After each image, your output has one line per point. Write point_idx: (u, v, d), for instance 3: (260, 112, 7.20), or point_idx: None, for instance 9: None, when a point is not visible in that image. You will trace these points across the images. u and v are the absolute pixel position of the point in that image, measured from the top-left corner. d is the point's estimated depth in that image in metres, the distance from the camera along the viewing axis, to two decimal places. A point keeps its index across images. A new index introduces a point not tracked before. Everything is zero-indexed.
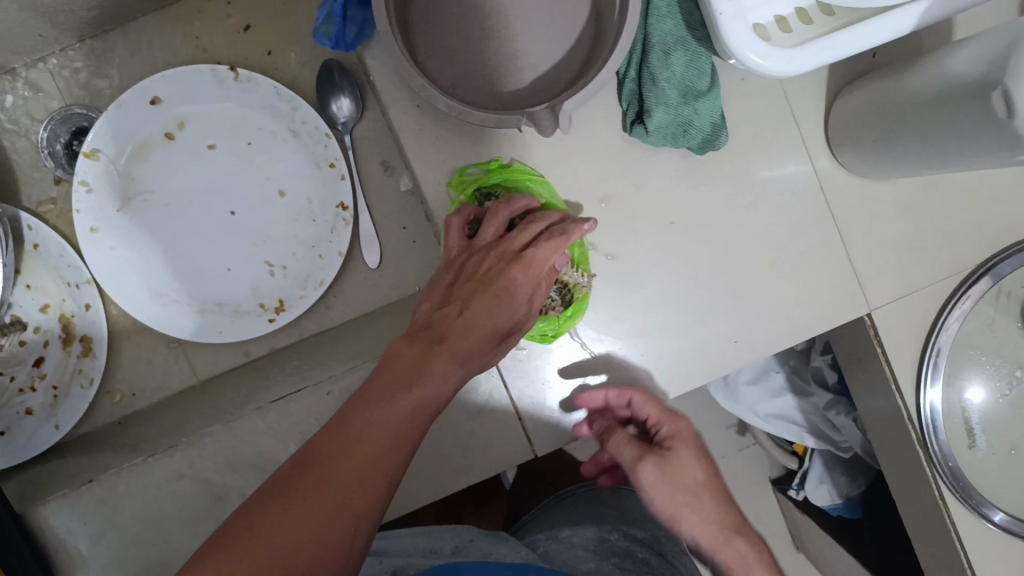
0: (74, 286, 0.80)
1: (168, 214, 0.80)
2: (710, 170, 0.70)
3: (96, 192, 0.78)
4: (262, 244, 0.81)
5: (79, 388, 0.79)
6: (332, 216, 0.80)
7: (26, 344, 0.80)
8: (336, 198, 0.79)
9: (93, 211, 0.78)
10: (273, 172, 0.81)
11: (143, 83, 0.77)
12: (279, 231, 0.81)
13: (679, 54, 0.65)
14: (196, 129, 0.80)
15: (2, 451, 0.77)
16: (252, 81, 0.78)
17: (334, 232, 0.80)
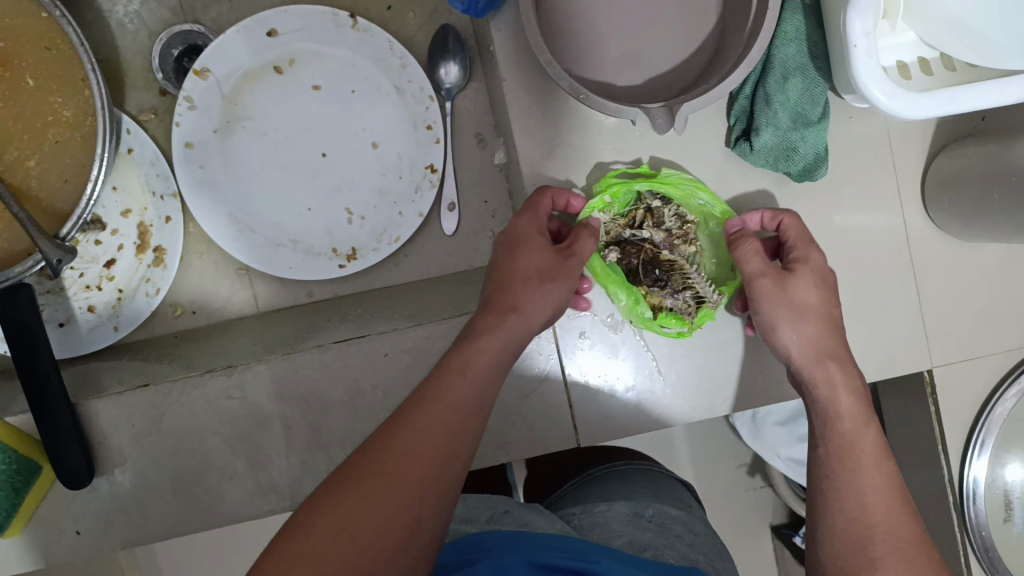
0: (159, 197, 0.81)
1: (263, 144, 0.82)
2: (801, 200, 0.71)
3: (198, 110, 0.80)
4: (345, 190, 0.83)
5: (145, 296, 0.81)
6: (419, 176, 0.82)
7: (100, 243, 0.81)
8: (426, 159, 0.81)
9: (192, 126, 0.80)
10: (370, 123, 0.82)
11: (265, 13, 0.79)
12: (365, 181, 0.83)
13: (797, 80, 0.66)
14: (304, 69, 0.82)
15: (59, 340, 0.79)
16: (369, 32, 0.80)
17: (418, 192, 0.82)
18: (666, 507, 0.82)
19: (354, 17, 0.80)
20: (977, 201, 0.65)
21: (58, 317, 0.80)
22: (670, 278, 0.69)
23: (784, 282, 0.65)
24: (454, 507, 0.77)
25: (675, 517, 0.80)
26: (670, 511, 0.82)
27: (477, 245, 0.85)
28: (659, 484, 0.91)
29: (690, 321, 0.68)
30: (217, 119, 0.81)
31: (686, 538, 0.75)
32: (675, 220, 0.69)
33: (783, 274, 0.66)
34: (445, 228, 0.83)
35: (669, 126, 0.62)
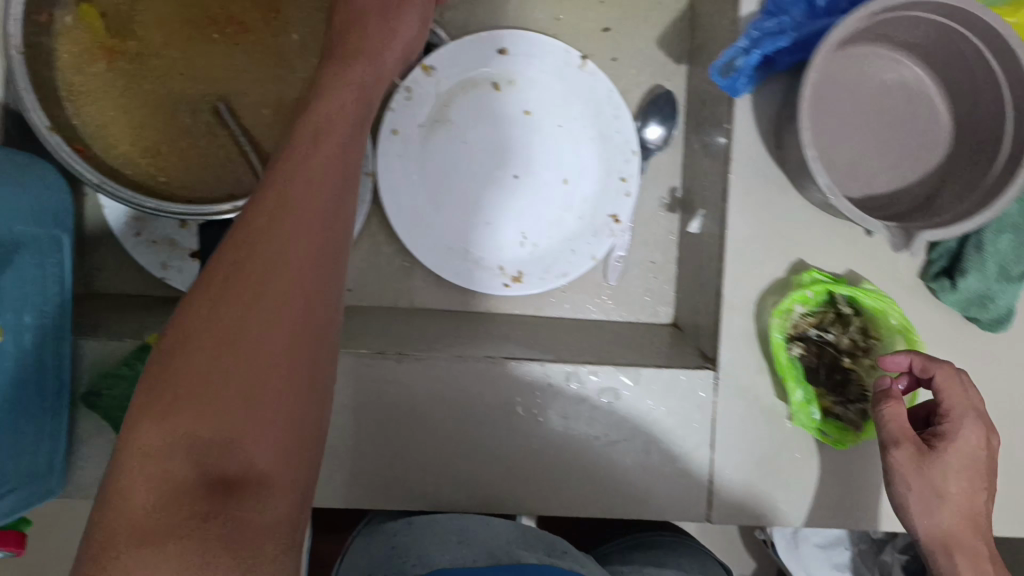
0: None
1: (462, 151, 0.83)
2: (976, 346, 0.73)
3: (413, 101, 0.82)
4: (525, 216, 0.84)
5: None
6: (601, 222, 0.84)
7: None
8: (612, 208, 0.84)
9: (403, 115, 0.82)
10: (567, 159, 0.85)
11: (503, 32, 0.82)
12: (547, 212, 0.85)
13: (1010, 236, 0.70)
14: (520, 92, 0.84)
15: None
16: (594, 76, 0.83)
17: (596, 237, 0.84)
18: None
19: (582, 58, 0.83)
20: None
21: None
22: (849, 386, 0.71)
23: (925, 458, 0.64)
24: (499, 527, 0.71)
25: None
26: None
27: (635, 299, 0.86)
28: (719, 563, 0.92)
29: (854, 431, 0.70)
30: (428, 116, 0.83)
31: None
32: (855, 330, 0.72)
33: (925, 449, 0.65)
34: (608, 277, 0.85)
35: (904, 246, 0.65)
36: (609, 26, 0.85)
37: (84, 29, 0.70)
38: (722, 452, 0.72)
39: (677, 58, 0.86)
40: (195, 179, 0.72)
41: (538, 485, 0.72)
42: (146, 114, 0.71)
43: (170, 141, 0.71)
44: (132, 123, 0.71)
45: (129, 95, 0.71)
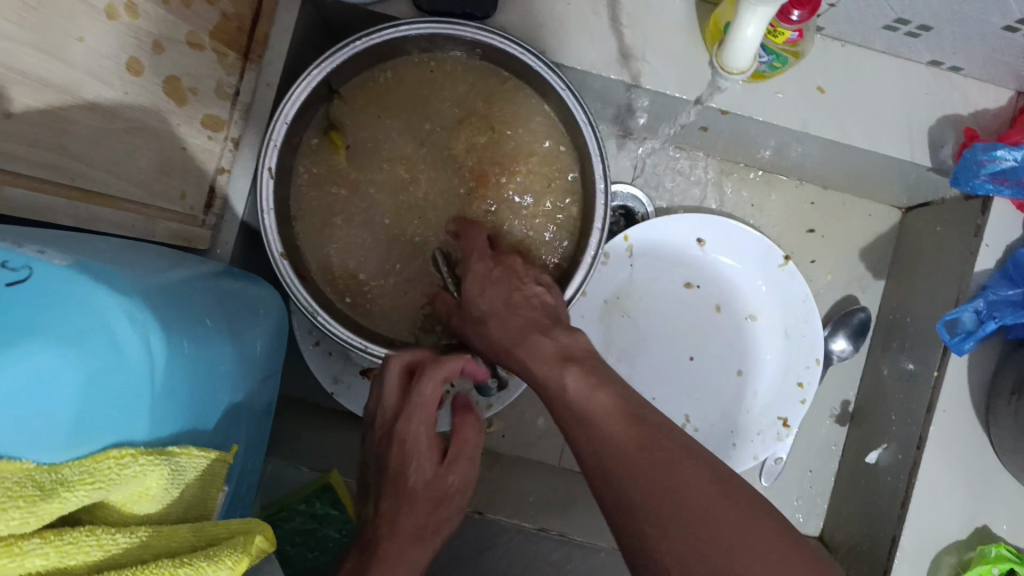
0: None
1: (644, 326, 0.84)
2: None
3: (609, 269, 0.83)
4: (693, 400, 0.84)
5: None
6: (768, 421, 0.84)
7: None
8: (783, 411, 0.83)
9: (596, 280, 0.83)
10: (745, 352, 0.85)
11: (710, 220, 0.82)
12: (715, 400, 0.84)
13: None
14: (709, 278, 0.85)
15: None
16: (791, 276, 0.82)
17: (760, 435, 0.84)
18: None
19: (784, 258, 0.83)
20: None
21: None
22: None
23: (604, 363, 0.59)
24: None
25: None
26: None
27: (787, 504, 0.85)
28: None
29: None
30: (615, 286, 0.83)
31: None
32: None
33: (605, 357, 0.60)
34: (763, 479, 0.84)
35: None
36: (815, 229, 0.86)
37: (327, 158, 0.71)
38: None
39: (876, 272, 0.86)
40: (396, 321, 0.72)
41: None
42: (366, 247, 0.72)
43: (381, 276, 0.72)
44: (346, 255, 0.72)
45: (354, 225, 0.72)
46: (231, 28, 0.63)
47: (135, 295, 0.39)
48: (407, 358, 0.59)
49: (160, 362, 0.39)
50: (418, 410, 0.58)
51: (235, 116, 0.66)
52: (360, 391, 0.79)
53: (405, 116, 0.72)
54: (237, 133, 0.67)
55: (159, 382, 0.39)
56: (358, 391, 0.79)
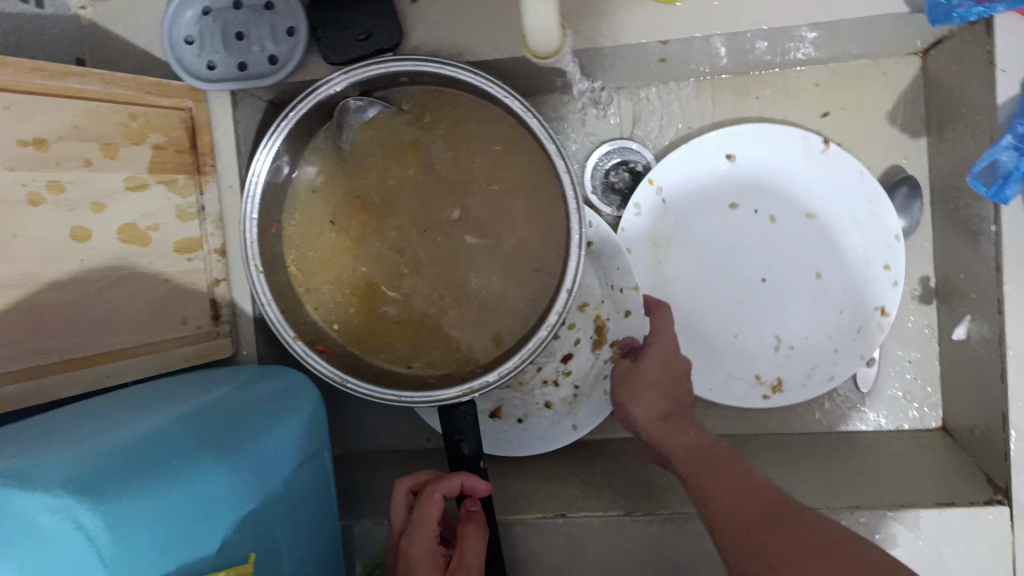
0: (619, 291, 0.77)
1: (703, 262, 0.79)
2: None
3: (642, 217, 0.78)
4: (779, 318, 0.79)
5: (602, 394, 0.80)
6: (867, 316, 0.77)
7: (558, 338, 0.80)
8: (879, 300, 0.76)
9: (634, 233, 0.79)
10: (822, 253, 0.78)
11: (731, 137, 0.77)
12: (804, 312, 0.78)
13: None
14: (753, 191, 0.79)
15: (541, 442, 0.80)
16: (836, 156, 0.76)
17: (863, 333, 0.77)
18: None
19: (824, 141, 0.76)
20: None
21: (517, 412, 0.81)
22: None
23: None
24: None
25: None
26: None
27: (892, 404, 0.79)
28: None
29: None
30: (656, 234, 0.79)
31: None
32: None
33: None
34: (860, 384, 0.79)
35: None
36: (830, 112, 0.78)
37: (313, 230, 0.73)
38: None
39: (913, 133, 0.77)
40: (424, 363, 0.72)
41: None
42: (374, 301, 0.73)
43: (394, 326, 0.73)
44: (359, 313, 0.73)
45: (356, 286, 0.73)
46: (171, 153, 0.66)
47: (60, 482, 0.41)
48: (404, 487, 0.65)
49: (103, 535, 0.42)
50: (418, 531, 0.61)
51: (210, 228, 0.70)
52: (497, 433, 0.80)
53: (370, 167, 0.73)
54: (218, 243, 0.70)
55: (111, 551, 0.42)
56: (490, 433, 0.80)
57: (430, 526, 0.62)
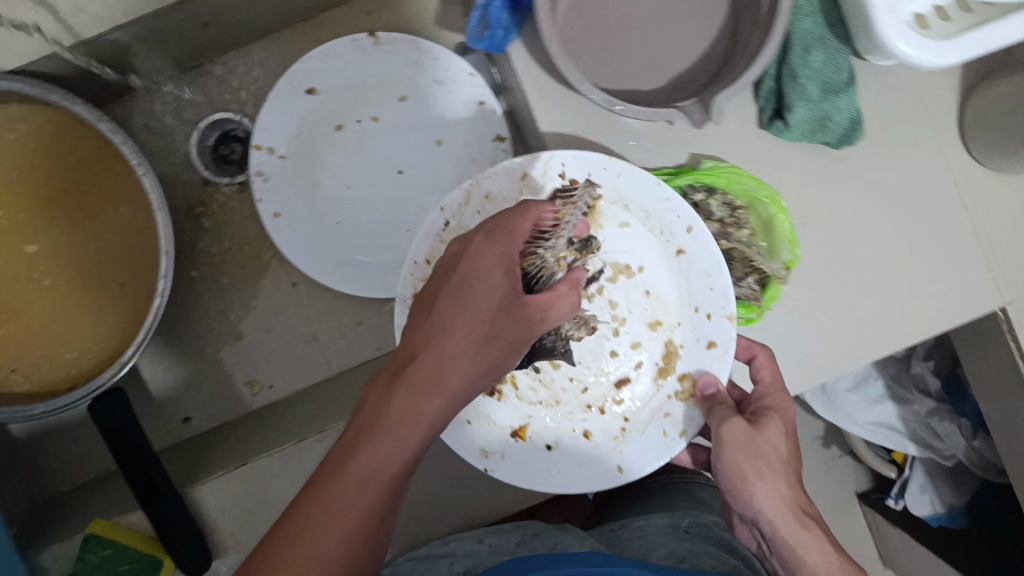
0: (705, 316, 0.66)
1: (350, 195, 0.84)
2: (846, 164, 0.71)
3: (270, 181, 0.82)
4: (636, 318, 0.68)
5: (664, 435, 0.65)
6: (688, 312, 0.67)
7: (616, 356, 0.67)
8: (494, 132, 0.82)
9: (274, 198, 0.82)
10: (430, 121, 0.83)
11: (300, 76, 0.82)
12: (656, 305, 0.68)
13: (818, 51, 0.67)
14: (345, 111, 0.84)
15: (552, 469, 0.64)
16: (391, 42, 0.81)
17: (694, 315, 0.66)
18: (698, 511, 0.79)
19: (373, 34, 0.82)
20: None
21: (546, 438, 0.66)
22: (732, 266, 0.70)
23: None
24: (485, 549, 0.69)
25: (711, 521, 0.76)
26: (708, 515, 0.78)
27: None
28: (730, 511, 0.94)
29: (757, 305, 0.69)
30: (297, 193, 0.83)
31: None
32: (725, 210, 0.70)
33: None
34: None
35: (707, 118, 0.63)
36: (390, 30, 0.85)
37: None
38: None
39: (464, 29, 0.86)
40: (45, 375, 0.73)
41: (615, 524, 0.81)
42: None
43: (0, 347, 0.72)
44: None
45: None
46: None
47: None
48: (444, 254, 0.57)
49: None
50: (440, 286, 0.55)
51: None
52: (521, 459, 0.65)
53: None
54: None
55: None
56: (515, 457, 0.64)
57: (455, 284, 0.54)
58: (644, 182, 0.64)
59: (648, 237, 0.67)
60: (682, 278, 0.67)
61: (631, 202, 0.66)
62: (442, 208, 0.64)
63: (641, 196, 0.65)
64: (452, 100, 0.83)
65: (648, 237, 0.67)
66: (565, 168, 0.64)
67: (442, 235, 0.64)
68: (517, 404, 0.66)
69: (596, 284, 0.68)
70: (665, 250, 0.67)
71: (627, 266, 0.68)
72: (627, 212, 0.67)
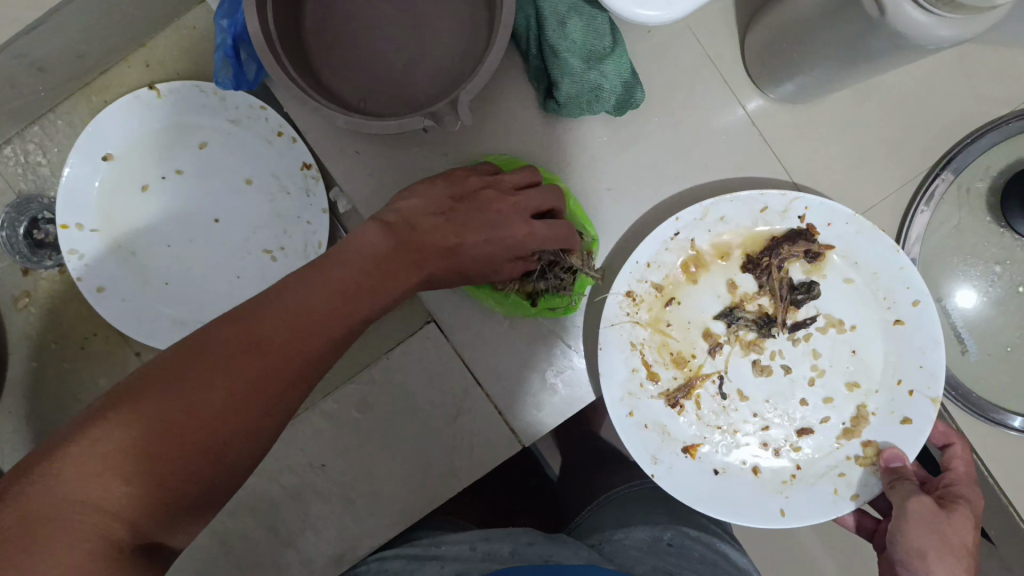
0: (905, 389, 0.65)
1: (173, 253, 0.82)
2: (636, 128, 0.68)
3: (86, 257, 0.80)
4: (851, 354, 0.66)
5: (831, 489, 0.66)
6: (889, 379, 0.65)
7: (807, 404, 0.66)
8: (298, 160, 0.80)
9: (94, 273, 0.80)
10: (234, 163, 0.81)
11: (92, 145, 0.79)
12: (880, 356, 0.66)
13: (575, 20, 0.64)
14: (147, 169, 0.81)
15: (712, 489, 0.66)
16: (174, 92, 0.79)
17: (865, 372, 0.66)
18: (679, 524, 0.83)
19: (155, 87, 0.79)
20: (788, 68, 0.62)
21: (713, 462, 0.66)
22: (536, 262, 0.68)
23: None
24: (444, 568, 0.68)
25: (691, 535, 0.81)
26: (689, 528, 0.83)
27: None
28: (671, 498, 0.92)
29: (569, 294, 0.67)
30: (116, 263, 0.81)
31: (709, 556, 0.78)
32: None
33: None
34: None
35: (459, 119, 0.61)
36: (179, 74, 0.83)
37: None
38: (492, 382, 0.68)
39: None
40: None
41: (596, 539, 0.86)
42: None
43: None
44: None
45: None
46: None
47: None
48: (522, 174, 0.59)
49: None
50: (481, 202, 0.56)
51: None
52: (683, 474, 0.65)
53: None
54: None
55: None
56: (681, 471, 0.66)
57: (467, 201, 0.56)
58: (878, 246, 0.64)
59: (868, 302, 0.66)
60: (885, 349, 0.65)
61: (863, 261, 0.65)
62: (678, 219, 0.63)
63: (874, 257, 0.64)
64: (252, 136, 0.81)
65: (867, 298, 0.66)
66: (806, 211, 0.64)
67: (668, 244, 0.65)
68: (694, 421, 0.66)
69: (803, 329, 0.66)
70: (882, 317, 0.65)
71: (839, 322, 0.66)
72: (854, 268, 0.65)
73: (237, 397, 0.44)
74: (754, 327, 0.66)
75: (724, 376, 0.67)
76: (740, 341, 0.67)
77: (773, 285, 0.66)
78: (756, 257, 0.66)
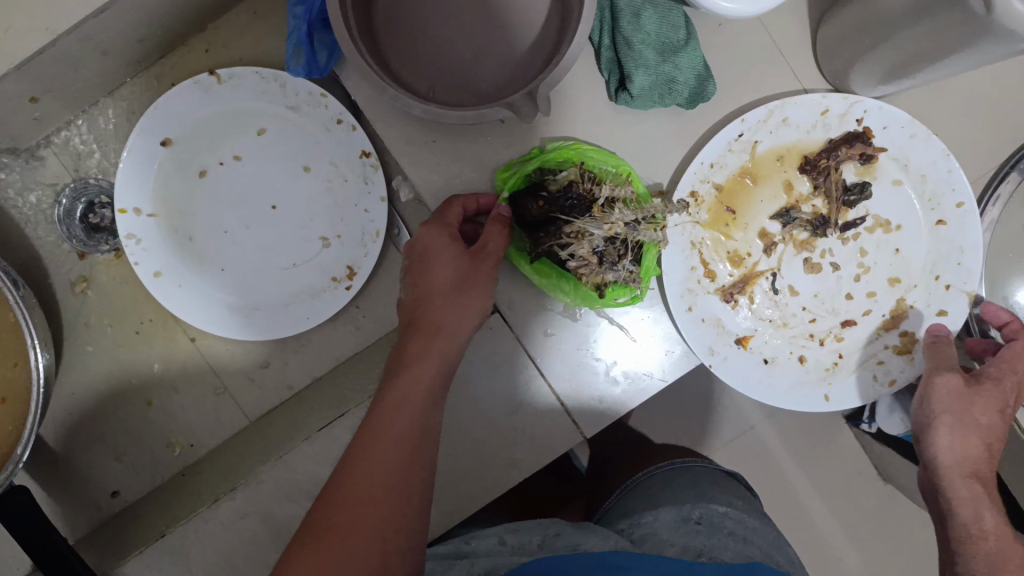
0: (943, 286, 0.69)
1: (231, 239, 0.82)
2: (704, 121, 0.68)
3: (144, 242, 0.79)
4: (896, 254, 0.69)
5: (871, 377, 0.69)
6: (926, 275, 0.69)
7: (852, 299, 0.69)
8: (357, 148, 0.79)
9: (150, 258, 0.79)
10: (292, 148, 0.81)
11: (151, 129, 0.78)
12: (923, 255, 0.69)
13: (649, 13, 0.64)
14: (206, 154, 0.81)
15: (765, 381, 0.68)
16: (235, 77, 0.78)
17: (910, 269, 0.69)
18: (710, 501, 0.83)
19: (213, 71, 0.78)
20: (866, 63, 0.62)
21: (763, 352, 0.69)
22: (605, 252, 0.65)
23: None
24: (474, 567, 0.68)
25: (722, 510, 0.81)
26: (718, 506, 0.82)
27: None
28: (704, 478, 0.90)
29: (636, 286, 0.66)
30: (174, 248, 0.80)
31: (738, 531, 0.78)
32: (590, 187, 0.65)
33: None
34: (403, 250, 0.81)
35: (537, 111, 0.61)
36: (240, 59, 0.83)
37: None
38: (553, 369, 0.70)
39: None
40: None
41: (624, 523, 0.85)
42: None
43: None
44: None
45: None
46: None
47: None
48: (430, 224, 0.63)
49: None
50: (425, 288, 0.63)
51: None
52: (738, 364, 0.67)
53: None
54: None
55: None
56: (736, 362, 0.67)
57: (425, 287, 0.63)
58: (932, 150, 0.66)
59: (914, 204, 0.68)
60: (928, 248, 0.69)
61: (912, 164, 0.67)
62: (743, 119, 0.65)
63: (924, 162, 0.67)
64: (311, 123, 0.80)
65: (913, 202, 0.68)
66: (865, 114, 0.66)
67: (733, 145, 0.66)
68: (747, 315, 0.69)
69: (854, 230, 0.69)
70: (926, 219, 0.68)
71: (887, 222, 0.69)
72: (904, 170, 0.68)
73: (386, 482, 0.53)
74: (809, 227, 0.68)
75: (777, 274, 0.69)
76: (794, 241, 0.69)
77: (830, 186, 0.68)
78: (815, 157, 0.68)
